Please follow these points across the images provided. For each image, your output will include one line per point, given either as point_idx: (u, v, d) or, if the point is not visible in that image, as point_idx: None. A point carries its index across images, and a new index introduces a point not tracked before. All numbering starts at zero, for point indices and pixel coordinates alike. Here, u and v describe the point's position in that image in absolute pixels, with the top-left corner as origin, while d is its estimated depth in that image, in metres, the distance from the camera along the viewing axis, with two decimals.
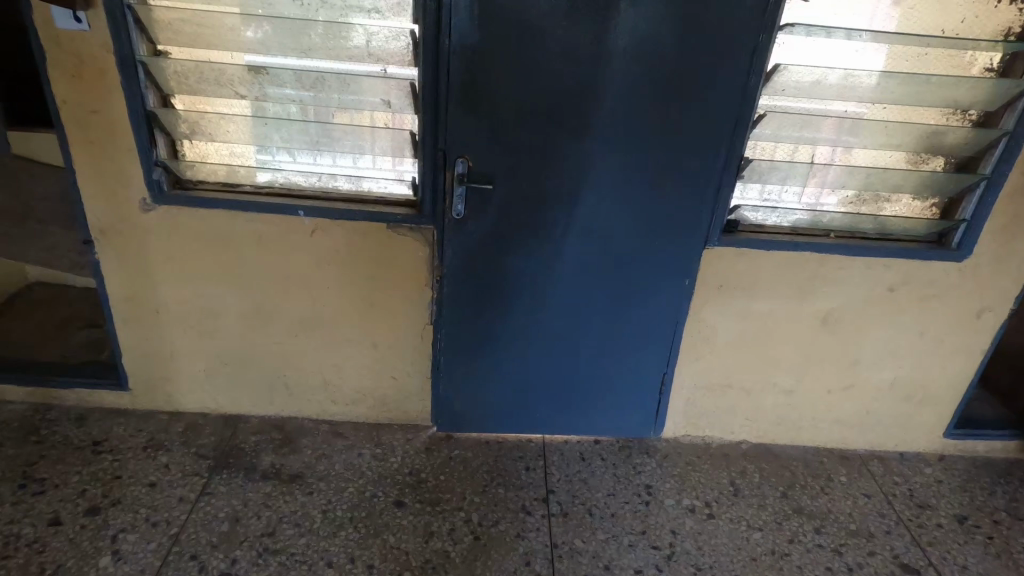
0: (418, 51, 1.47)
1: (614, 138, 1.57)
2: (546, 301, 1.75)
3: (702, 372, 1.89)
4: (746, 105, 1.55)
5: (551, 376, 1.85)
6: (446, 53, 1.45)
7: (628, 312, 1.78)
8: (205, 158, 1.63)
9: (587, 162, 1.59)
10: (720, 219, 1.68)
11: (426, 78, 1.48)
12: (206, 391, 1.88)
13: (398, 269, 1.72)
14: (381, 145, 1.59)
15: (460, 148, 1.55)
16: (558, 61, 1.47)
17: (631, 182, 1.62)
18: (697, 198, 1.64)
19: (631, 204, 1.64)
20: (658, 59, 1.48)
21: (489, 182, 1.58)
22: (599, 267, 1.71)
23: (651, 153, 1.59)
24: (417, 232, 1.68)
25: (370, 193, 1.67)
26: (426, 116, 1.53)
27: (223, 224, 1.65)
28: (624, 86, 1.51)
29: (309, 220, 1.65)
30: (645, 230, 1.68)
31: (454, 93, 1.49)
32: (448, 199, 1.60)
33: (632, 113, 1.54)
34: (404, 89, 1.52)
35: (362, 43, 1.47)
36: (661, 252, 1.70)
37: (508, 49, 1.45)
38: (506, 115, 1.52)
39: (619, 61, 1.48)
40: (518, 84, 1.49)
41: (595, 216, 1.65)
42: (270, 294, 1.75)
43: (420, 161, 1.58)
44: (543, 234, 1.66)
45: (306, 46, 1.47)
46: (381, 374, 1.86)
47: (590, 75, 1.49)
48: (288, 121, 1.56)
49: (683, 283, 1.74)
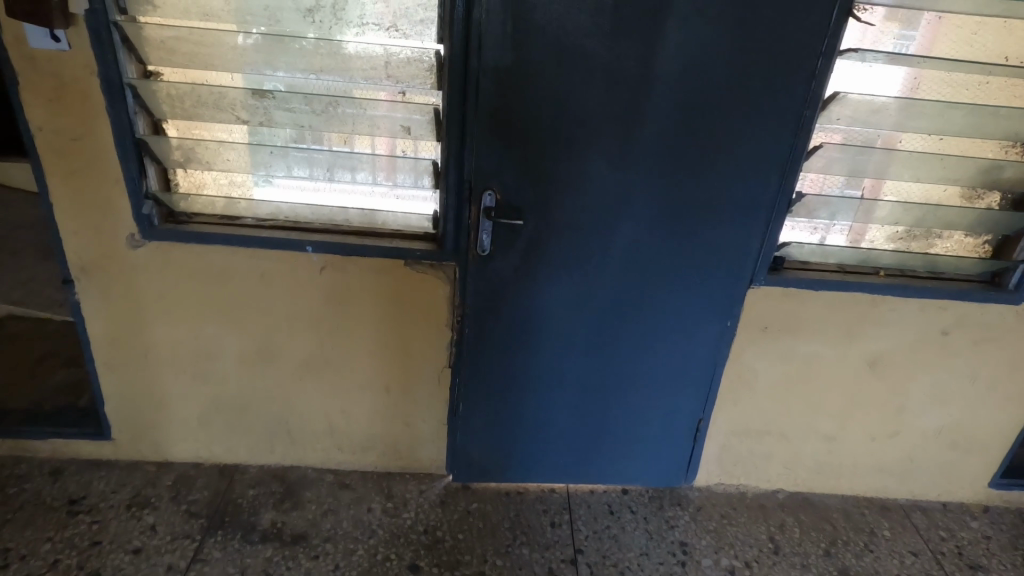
0: (445, 72, 1.32)
1: (656, 169, 1.43)
2: (576, 341, 1.61)
3: (741, 419, 1.75)
4: (802, 135, 1.41)
5: (578, 420, 1.71)
6: (476, 76, 1.30)
7: (664, 355, 1.64)
8: (202, 187, 1.48)
9: (625, 194, 1.44)
10: (768, 257, 1.54)
11: (453, 103, 1.33)
12: (198, 440, 1.70)
13: (416, 309, 1.53)
14: (399, 172, 1.43)
15: (489, 178, 1.39)
16: (599, 85, 1.33)
17: (672, 216, 1.48)
18: (744, 235, 1.51)
19: (671, 240, 1.50)
20: (707, 85, 1.35)
21: (519, 215, 1.43)
22: (634, 307, 1.58)
23: (695, 185, 1.45)
24: (437, 268, 1.50)
25: (385, 223, 1.49)
26: (452, 145, 1.37)
27: (221, 261, 1.48)
28: (670, 113, 1.37)
29: (318, 256, 1.47)
30: (685, 268, 1.54)
31: (483, 120, 1.34)
32: (474, 235, 1.44)
33: (677, 142, 1.40)
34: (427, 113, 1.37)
35: (380, 65, 1.32)
36: (702, 292, 1.57)
37: (544, 72, 1.31)
38: (539, 144, 1.37)
39: (665, 85, 1.34)
40: (554, 110, 1.35)
41: (630, 253, 1.51)
42: (270, 336, 1.56)
43: (443, 192, 1.43)
44: (576, 272, 1.52)
45: (317, 66, 1.32)
46: (393, 421, 1.68)
47: (633, 100, 1.35)
48: (295, 147, 1.41)
49: (724, 326, 1.61)
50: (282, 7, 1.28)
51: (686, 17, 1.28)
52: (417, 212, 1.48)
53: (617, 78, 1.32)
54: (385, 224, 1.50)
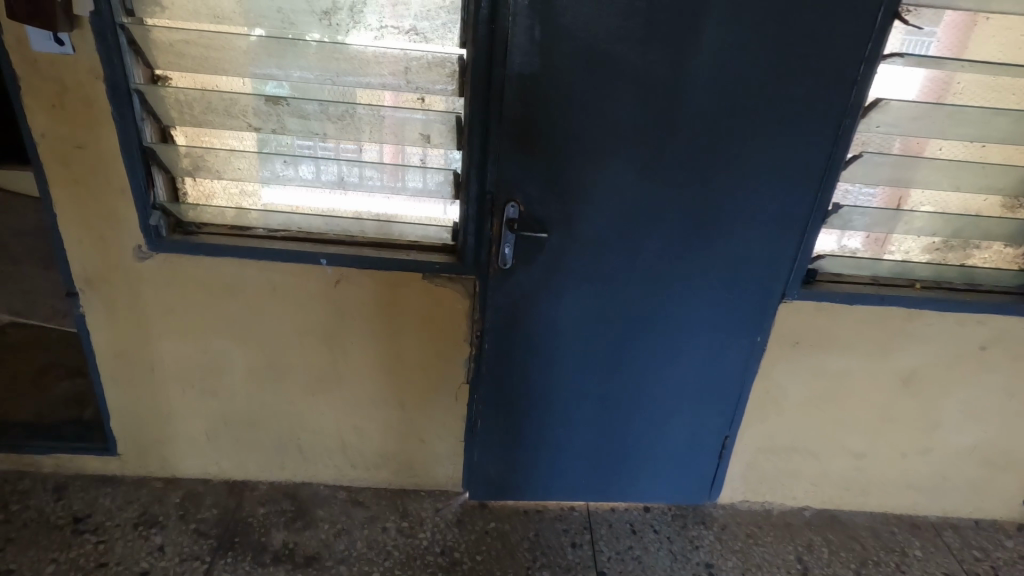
0: (468, 78, 1.25)
1: (686, 179, 1.36)
2: (599, 358, 1.54)
3: (768, 435, 1.69)
4: (841, 144, 1.34)
5: (600, 439, 1.64)
6: (500, 82, 1.24)
7: (691, 371, 1.58)
8: (211, 196, 1.42)
9: (653, 205, 1.38)
10: (801, 269, 1.47)
11: (476, 110, 1.27)
12: (207, 456, 1.65)
13: (434, 324, 1.47)
14: (418, 180, 1.36)
15: (513, 190, 1.33)
16: (629, 91, 1.26)
17: (702, 228, 1.41)
18: (777, 247, 1.44)
19: (701, 253, 1.44)
20: (742, 91, 1.28)
21: (543, 229, 1.37)
22: (661, 322, 1.51)
23: (727, 195, 1.38)
24: (455, 283, 1.43)
25: (403, 234, 1.43)
26: (474, 154, 1.31)
27: (231, 274, 1.42)
28: (702, 121, 1.30)
29: (333, 269, 1.40)
30: (714, 282, 1.47)
31: (507, 128, 1.28)
32: (495, 248, 1.38)
33: (709, 151, 1.33)
34: (448, 121, 1.30)
35: (399, 71, 1.26)
36: (731, 306, 1.50)
37: (571, 78, 1.24)
38: (565, 153, 1.31)
39: (699, 92, 1.27)
40: (581, 118, 1.28)
41: (657, 266, 1.45)
42: (282, 351, 1.51)
43: (464, 204, 1.36)
44: (601, 286, 1.45)
45: (333, 71, 1.26)
46: (409, 437, 1.62)
47: (664, 106, 1.28)
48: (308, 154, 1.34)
49: (754, 340, 1.54)
50: (296, 9, 1.21)
51: (722, 19, 1.21)
52: (436, 221, 1.42)
53: (647, 83, 1.26)
54: (401, 235, 1.44)
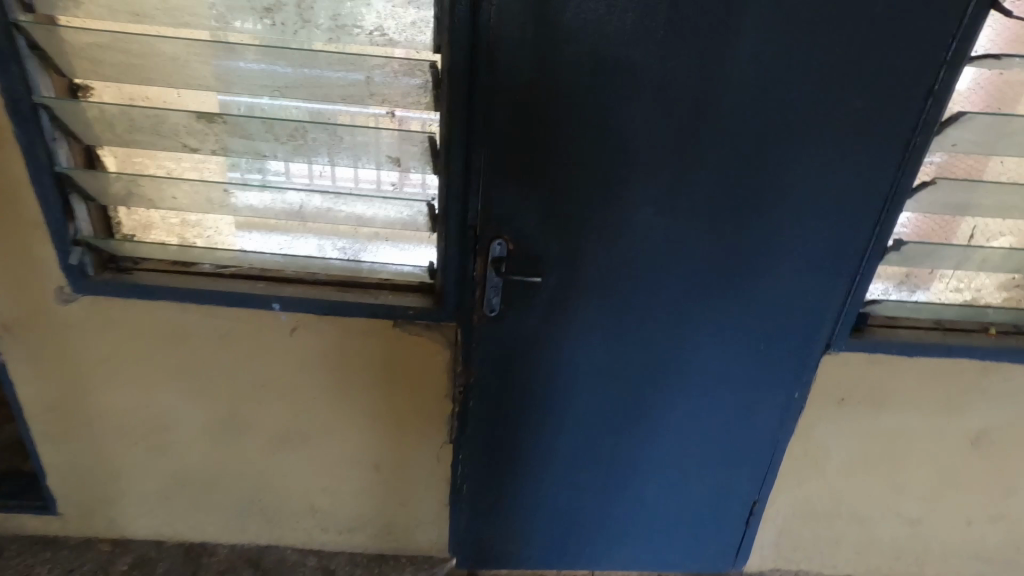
0: (444, 92, 1.02)
1: (714, 211, 1.12)
2: (607, 416, 1.30)
3: (807, 500, 1.44)
4: (907, 168, 1.09)
5: (607, 504, 1.41)
6: (484, 96, 1.00)
7: (716, 431, 1.33)
8: (148, 227, 1.22)
9: (673, 242, 1.14)
10: (852, 315, 1.22)
11: (454, 131, 1.03)
12: (158, 517, 1.44)
13: (410, 378, 1.25)
14: (387, 209, 1.13)
15: (500, 225, 1.10)
16: (646, 106, 1.02)
17: (732, 268, 1.17)
18: (824, 289, 1.20)
19: (730, 296, 1.20)
20: (789, 104, 1.03)
21: (537, 271, 1.14)
22: (681, 376, 1.27)
23: (764, 230, 1.14)
24: (432, 331, 1.20)
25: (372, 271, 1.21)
26: (453, 184, 1.07)
27: (173, 320, 1.21)
28: (736, 141, 1.05)
29: (288, 316, 1.19)
30: (745, 330, 1.23)
31: (494, 152, 1.04)
32: (479, 294, 1.15)
33: (744, 178, 1.09)
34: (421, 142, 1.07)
35: (360, 81, 1.03)
36: (766, 357, 1.26)
37: (574, 91, 1.00)
38: (566, 181, 1.07)
39: (733, 106, 1.02)
40: (585, 141, 1.04)
41: (676, 311, 1.20)
42: (235, 407, 1.29)
43: (441, 241, 1.13)
44: (610, 335, 1.22)
45: (282, 81, 1.04)
46: (386, 501, 1.40)
47: (690, 124, 1.04)
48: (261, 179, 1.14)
49: (792, 395, 1.30)
50: (233, 6, 0.99)
51: (762, 14, 0.96)
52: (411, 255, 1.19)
53: (670, 96, 1.01)
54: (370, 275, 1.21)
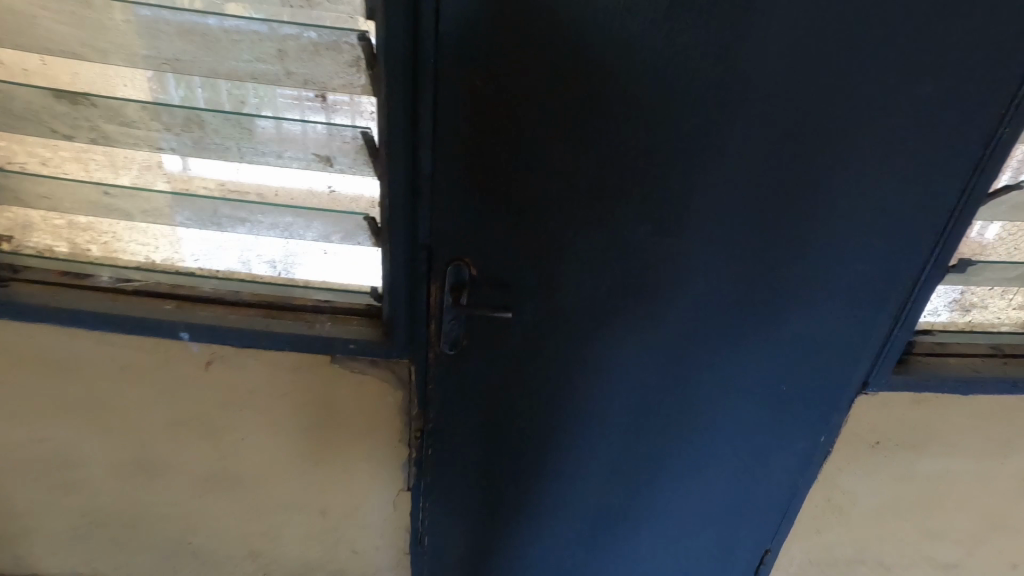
0: (381, 75, 0.76)
1: (734, 224, 0.89)
2: (598, 459, 1.09)
3: (828, 545, 1.24)
4: (983, 171, 0.86)
5: (596, 555, 1.21)
6: (436, 80, 0.76)
7: (725, 475, 1.13)
8: (27, 228, 0.95)
9: (680, 261, 0.92)
10: (897, 351, 1.01)
11: (397, 126, 0.79)
12: (69, 561, 1.23)
13: (356, 419, 1.03)
14: (320, 219, 0.89)
15: (460, 241, 0.87)
16: (653, 93, 0.79)
17: (750, 290, 0.95)
18: (864, 318, 0.98)
19: (750, 324, 0.98)
20: (838, 91, 0.80)
21: (508, 296, 0.92)
22: (685, 413, 1.06)
23: (793, 247, 0.91)
24: (380, 368, 0.99)
25: (309, 287, 0.98)
26: (397, 194, 0.83)
27: (59, 346, 0.97)
28: (768, 136, 0.83)
29: (201, 347, 0.96)
30: (767, 363, 1.02)
31: (450, 153, 0.81)
32: (435, 326, 0.93)
33: (773, 183, 0.86)
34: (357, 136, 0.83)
35: (272, 52, 0.77)
36: (786, 392, 1.05)
37: (554, 75, 0.77)
38: (544, 190, 0.85)
39: (766, 92, 0.80)
40: (569, 138, 0.81)
41: (684, 342, 0.99)
42: (144, 449, 1.05)
43: (385, 260, 0.89)
44: (602, 368, 1.00)
45: (169, 50, 0.77)
46: (337, 547, 1.19)
47: (710, 115, 0.81)
48: (163, 181, 0.88)
49: (818, 436, 1.09)
50: None
51: None
52: (355, 272, 0.97)
53: (685, 79, 0.78)
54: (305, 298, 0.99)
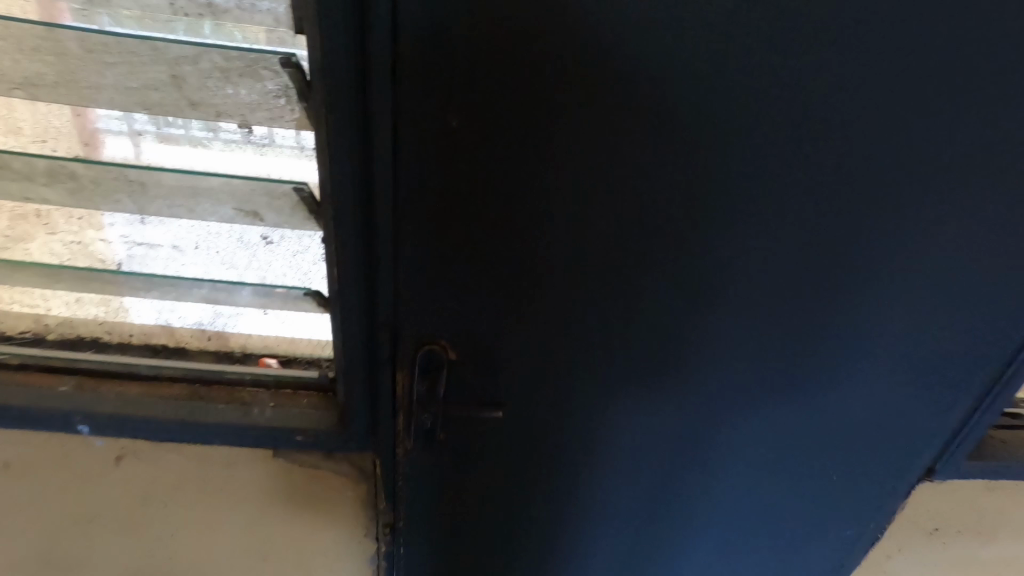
0: (320, 112, 0.55)
1: (788, 298, 0.70)
2: (607, 549, 0.92)
3: None
4: None
5: None
6: (396, 120, 0.55)
7: (754, 560, 0.96)
8: None
9: (715, 337, 0.73)
10: (975, 435, 0.84)
11: (344, 179, 0.57)
12: None
13: (308, 517, 0.83)
14: (256, 276, 0.70)
15: (434, 321, 0.67)
16: (693, 140, 0.59)
17: (801, 371, 0.76)
18: (938, 399, 0.80)
19: (801, 406, 0.80)
20: (931, 135, 0.61)
21: (495, 383, 0.72)
22: (713, 499, 0.88)
23: (858, 321, 0.73)
24: (334, 462, 0.79)
25: (250, 355, 0.80)
26: (349, 264, 0.62)
27: None
28: (838, 191, 0.64)
29: (106, 441, 0.77)
30: (815, 447, 0.84)
31: (418, 213, 0.60)
32: (404, 420, 0.73)
33: (840, 248, 0.67)
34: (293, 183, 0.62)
35: (163, 77, 0.54)
36: (835, 479, 0.87)
37: (560, 113, 0.56)
38: (544, 256, 0.64)
39: (839, 137, 0.61)
40: (579, 193, 0.61)
41: (716, 427, 0.81)
42: (40, 559, 0.84)
43: (336, 342, 0.69)
44: (614, 456, 0.82)
45: (18, 75, 0.54)
46: None
47: (765, 168, 0.62)
48: (45, 233, 0.70)
49: (865, 519, 0.92)
50: None
51: None
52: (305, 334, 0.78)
53: (736, 121, 0.59)
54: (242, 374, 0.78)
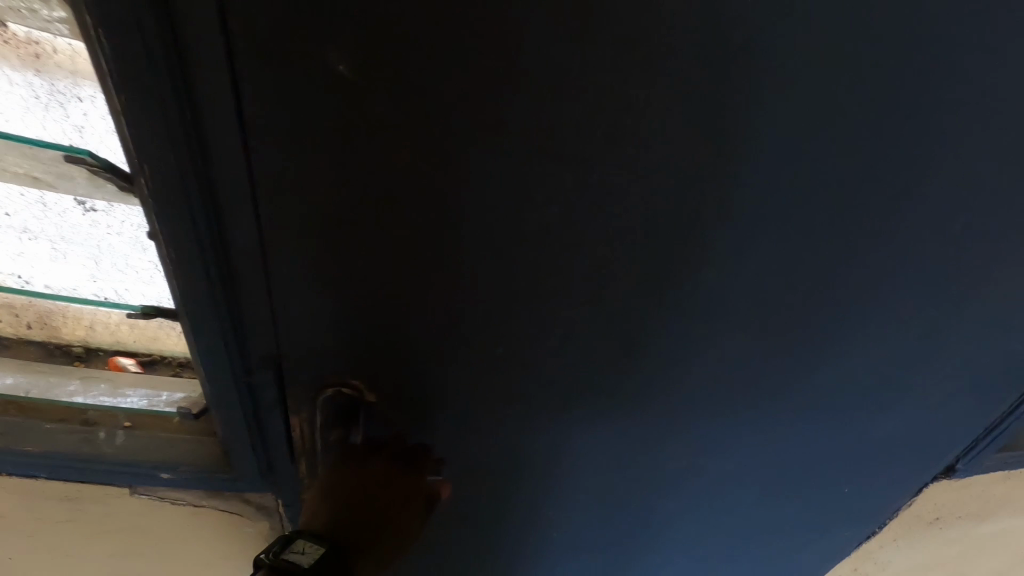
0: (87, 32, 0.28)
1: (847, 303, 0.51)
2: (581, 561, 0.77)
3: None
4: None
5: None
6: (240, 53, 0.29)
7: (745, 553, 0.85)
8: None
9: (743, 354, 0.53)
10: (1005, 429, 0.73)
11: (156, 158, 0.32)
12: None
13: (194, 557, 0.63)
14: (82, 248, 0.47)
15: (347, 354, 0.44)
16: (773, 96, 0.36)
17: (839, 382, 0.59)
18: (982, 397, 0.67)
19: (832, 419, 0.64)
20: None
21: (439, 429, 0.51)
22: (708, 509, 0.74)
23: (921, 323, 0.55)
24: (221, 496, 0.59)
25: (95, 352, 0.56)
26: (197, 278, 0.38)
27: None
28: (952, 165, 0.43)
29: None
30: (838, 455, 0.70)
31: (303, 212, 0.35)
32: (307, 467, 0.52)
33: (931, 240, 0.48)
34: (82, 146, 0.40)
35: None
36: (850, 478, 0.75)
37: (550, 45, 0.32)
38: (512, 275, 0.41)
39: (983, 88, 0.39)
40: (572, 184, 0.38)
41: (728, 447, 0.64)
42: None
43: (198, 372, 0.46)
44: (596, 484, 0.64)
45: None
46: None
47: (867, 136, 0.40)
48: None
49: (857, 507, 0.82)
50: None
51: None
52: (173, 328, 0.55)
53: (845, 64, 0.36)
54: (75, 394, 0.54)
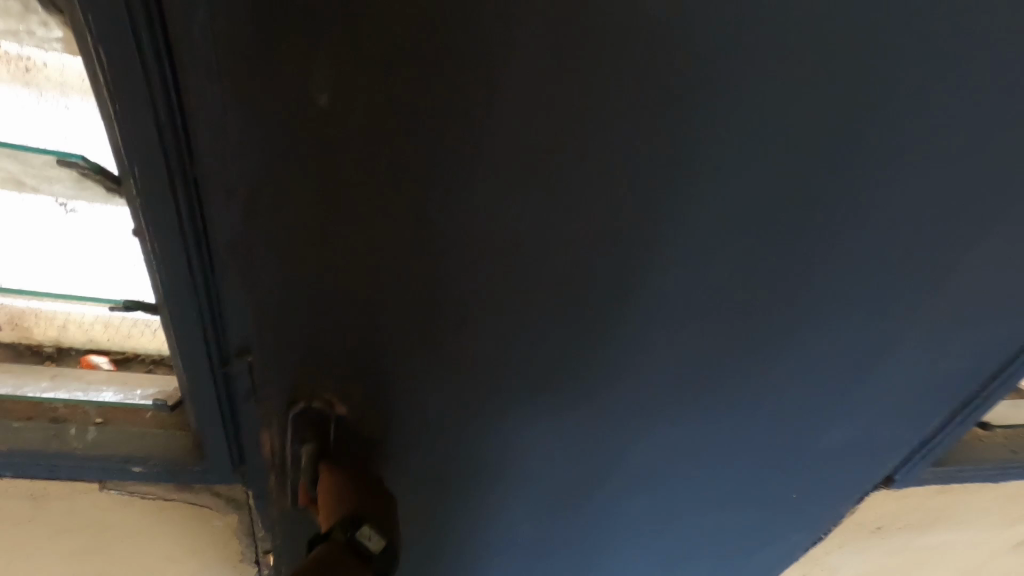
0: (83, 41, 0.32)
1: (784, 315, 0.56)
2: (537, 556, 0.80)
3: None
4: None
5: None
6: (219, 72, 0.32)
7: (698, 553, 0.90)
8: None
9: (688, 363, 0.58)
10: (942, 443, 0.78)
11: (144, 154, 0.36)
12: None
13: (163, 550, 0.64)
14: (61, 249, 0.50)
15: (319, 355, 0.46)
16: (708, 133, 0.40)
17: (782, 386, 0.64)
18: (917, 413, 0.72)
19: (778, 426, 0.69)
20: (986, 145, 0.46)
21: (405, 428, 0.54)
22: (660, 510, 0.78)
23: (858, 334, 0.59)
24: (190, 490, 0.61)
25: (69, 352, 0.59)
26: (181, 266, 0.41)
27: None
28: (879, 193, 0.48)
29: None
30: (785, 461, 0.74)
31: (275, 217, 0.38)
32: (276, 464, 0.54)
33: (859, 261, 0.53)
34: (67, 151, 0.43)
35: None
36: (798, 485, 0.80)
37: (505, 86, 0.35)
38: (473, 282, 0.45)
39: (891, 138, 0.44)
40: (527, 203, 0.41)
41: (678, 450, 0.68)
42: None
43: (179, 362, 0.49)
44: (552, 484, 0.67)
45: None
46: None
47: (791, 172, 0.44)
48: None
49: (804, 513, 0.86)
50: None
51: None
52: (146, 325, 0.58)
53: (777, 103, 0.40)
54: (46, 390, 0.56)
